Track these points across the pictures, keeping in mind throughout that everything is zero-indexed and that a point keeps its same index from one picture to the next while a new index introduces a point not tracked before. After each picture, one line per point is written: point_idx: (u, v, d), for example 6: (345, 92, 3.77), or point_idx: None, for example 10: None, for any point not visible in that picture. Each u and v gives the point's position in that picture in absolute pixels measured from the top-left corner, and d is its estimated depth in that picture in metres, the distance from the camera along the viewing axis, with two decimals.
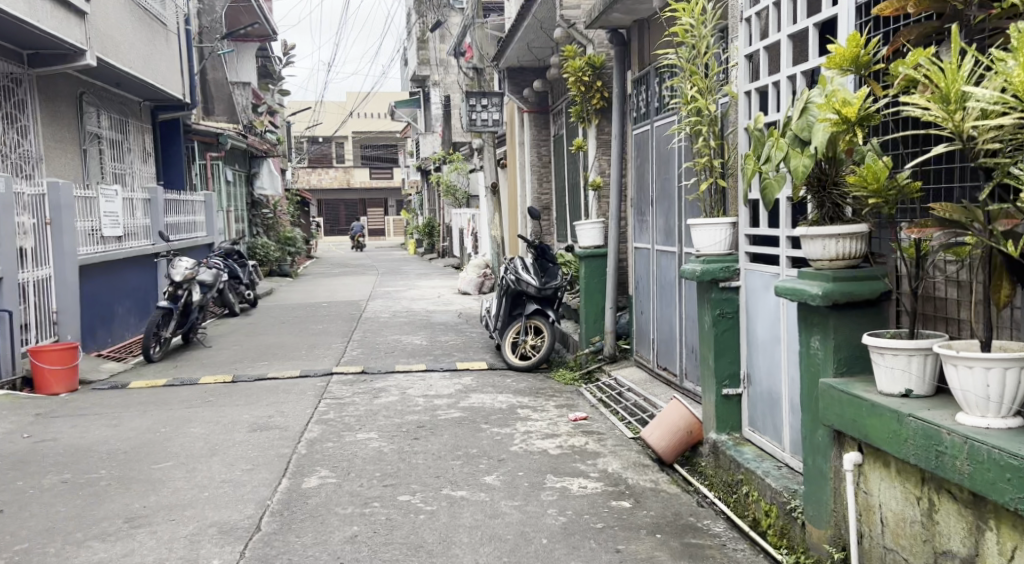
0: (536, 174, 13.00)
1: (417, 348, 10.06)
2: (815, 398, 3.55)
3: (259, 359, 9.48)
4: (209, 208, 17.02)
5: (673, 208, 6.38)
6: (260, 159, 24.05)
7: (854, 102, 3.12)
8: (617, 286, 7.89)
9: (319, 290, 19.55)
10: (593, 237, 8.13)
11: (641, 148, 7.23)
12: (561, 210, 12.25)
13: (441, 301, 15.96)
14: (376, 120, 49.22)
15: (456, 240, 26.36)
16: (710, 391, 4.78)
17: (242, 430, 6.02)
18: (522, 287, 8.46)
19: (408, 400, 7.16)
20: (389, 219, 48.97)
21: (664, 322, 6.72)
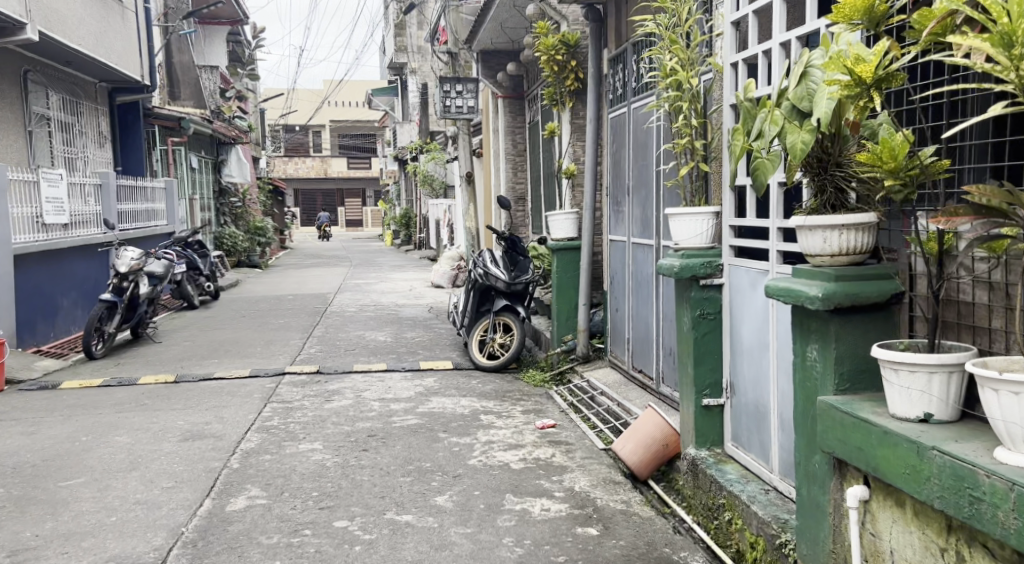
0: (509, 162, 12.44)
1: (379, 345, 9.50)
2: (811, 417, 3.01)
3: (209, 357, 8.91)
4: (168, 195, 16.67)
5: (651, 197, 5.84)
6: (228, 146, 23.42)
7: (869, 60, 2.58)
8: (591, 281, 7.34)
9: (288, 281, 18.95)
10: (565, 228, 7.58)
11: (617, 132, 6.68)
12: (536, 200, 11.70)
13: (412, 294, 15.37)
14: (354, 108, 48.47)
15: (433, 231, 25.74)
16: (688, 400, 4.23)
17: (171, 441, 5.46)
18: (490, 281, 7.89)
19: (362, 404, 6.59)
20: (367, 209, 48.26)
21: (640, 321, 6.18)
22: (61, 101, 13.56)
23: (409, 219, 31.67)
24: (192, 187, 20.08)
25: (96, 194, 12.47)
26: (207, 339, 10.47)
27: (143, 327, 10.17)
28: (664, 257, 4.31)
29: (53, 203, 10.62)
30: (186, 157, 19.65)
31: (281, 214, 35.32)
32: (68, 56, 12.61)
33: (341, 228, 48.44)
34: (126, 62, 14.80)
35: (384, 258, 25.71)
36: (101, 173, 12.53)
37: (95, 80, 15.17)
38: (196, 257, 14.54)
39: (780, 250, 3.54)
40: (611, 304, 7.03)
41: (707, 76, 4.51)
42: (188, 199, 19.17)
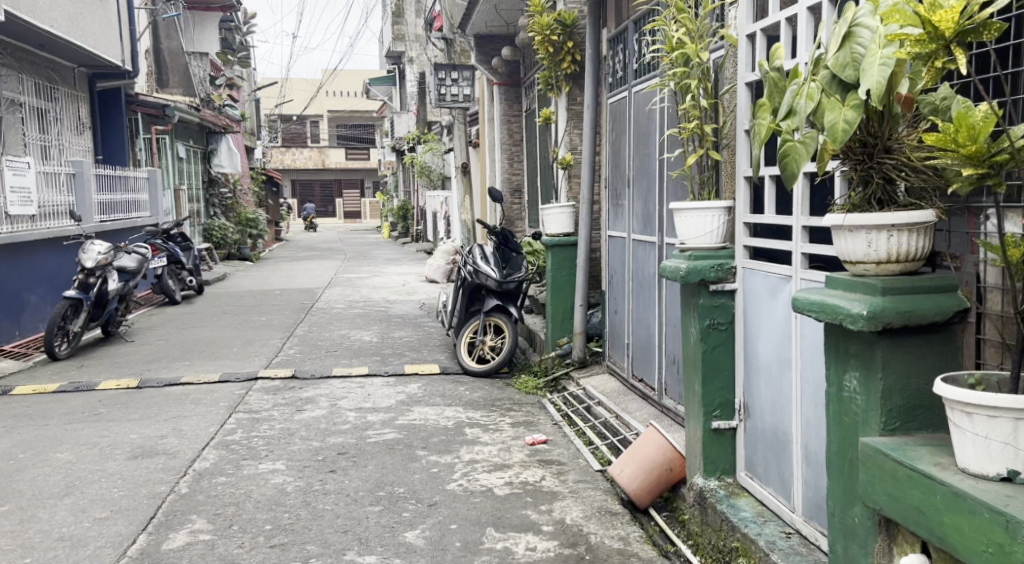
0: (504, 152, 11.87)
1: (363, 346, 8.95)
2: (847, 463, 2.60)
3: (180, 359, 8.40)
4: (153, 185, 16.20)
5: (654, 190, 5.27)
6: (218, 135, 22.89)
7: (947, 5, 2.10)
8: (588, 279, 6.78)
9: (277, 275, 18.40)
10: (559, 223, 7.02)
11: (617, 118, 6.11)
12: (533, 192, 11.12)
13: (405, 289, 14.81)
14: (352, 99, 47.83)
15: (430, 223, 25.12)
16: (695, 422, 3.66)
17: (118, 459, 4.93)
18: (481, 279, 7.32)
19: (337, 414, 6.04)
20: (366, 201, 47.64)
21: (641, 325, 5.62)
22: (33, 87, 13.44)
23: (407, 211, 31.05)
24: (178, 176, 19.58)
25: (68, 183, 12.33)
26: (182, 339, 9.95)
27: (113, 323, 9.85)
28: (669, 258, 3.78)
29: (17, 193, 10.54)
30: (172, 146, 19.19)
31: (277, 205, 34.78)
32: (30, 34, 12.49)
33: (339, 219, 47.84)
34: (103, 47, 14.57)
35: (381, 251, 25.12)
36: (72, 162, 12.40)
37: (75, 65, 15.02)
38: (178, 249, 14.17)
39: (807, 250, 3.02)
40: (609, 304, 6.47)
41: (719, 51, 3.93)
42: (174, 189, 18.68)
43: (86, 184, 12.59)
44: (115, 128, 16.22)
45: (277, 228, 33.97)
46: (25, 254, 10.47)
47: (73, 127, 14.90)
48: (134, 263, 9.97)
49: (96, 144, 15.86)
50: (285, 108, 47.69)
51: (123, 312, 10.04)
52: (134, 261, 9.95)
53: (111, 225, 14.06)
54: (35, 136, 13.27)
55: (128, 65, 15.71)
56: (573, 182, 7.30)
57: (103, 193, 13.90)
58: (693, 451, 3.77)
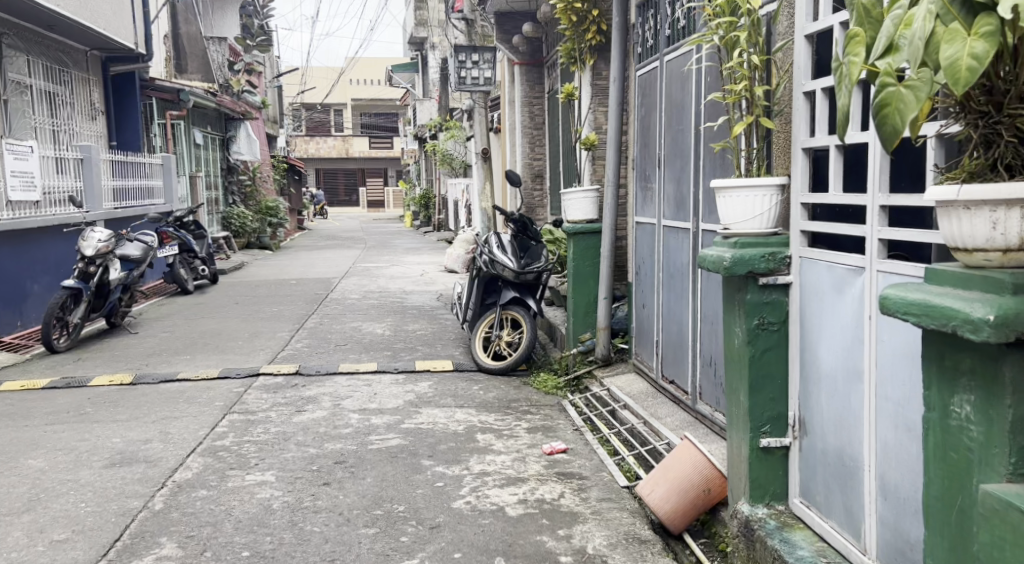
0: (526, 136, 11.33)
1: (374, 340, 8.45)
2: (959, 509, 2.24)
3: (181, 353, 7.93)
4: (167, 171, 15.77)
5: (687, 169, 4.74)
6: (236, 121, 22.48)
7: None
8: (612, 269, 6.25)
9: (295, 264, 17.97)
10: (581, 209, 6.48)
11: (647, 91, 5.58)
12: (555, 178, 10.59)
13: (423, 280, 14.32)
14: (375, 87, 47.37)
15: (452, 212, 24.64)
16: (740, 438, 3.13)
17: (93, 467, 4.45)
18: (498, 270, 6.83)
19: (338, 416, 5.54)
20: (389, 190, 47.24)
21: (670, 320, 5.09)
22: (43, 69, 13.08)
23: (429, 200, 30.59)
24: (195, 164, 19.20)
25: (76, 168, 11.89)
26: (188, 331, 9.49)
27: (116, 315, 9.41)
28: (707, 247, 3.25)
29: (19, 177, 10.11)
30: (189, 132, 18.79)
31: (299, 193, 34.42)
32: (36, 13, 12.08)
33: (362, 209, 47.46)
34: (115, 30, 14.20)
35: (401, 241, 24.67)
36: (80, 147, 11.97)
37: (86, 47, 14.62)
38: (190, 237, 13.76)
39: (886, 236, 2.60)
40: (636, 297, 5.93)
41: (768, 9, 3.45)
42: (190, 176, 18.29)
43: (94, 169, 12.16)
44: (130, 112, 15.79)
45: (299, 217, 33.60)
46: (29, 241, 10.06)
47: (85, 112, 14.51)
48: (138, 253, 9.52)
49: (111, 129, 15.45)
50: (308, 96, 47.34)
51: (127, 303, 9.60)
52: (138, 250, 9.50)
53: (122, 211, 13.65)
54: (44, 120, 12.89)
55: (142, 49, 15.31)
56: (597, 164, 6.74)
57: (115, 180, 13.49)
58: (734, 470, 3.24)
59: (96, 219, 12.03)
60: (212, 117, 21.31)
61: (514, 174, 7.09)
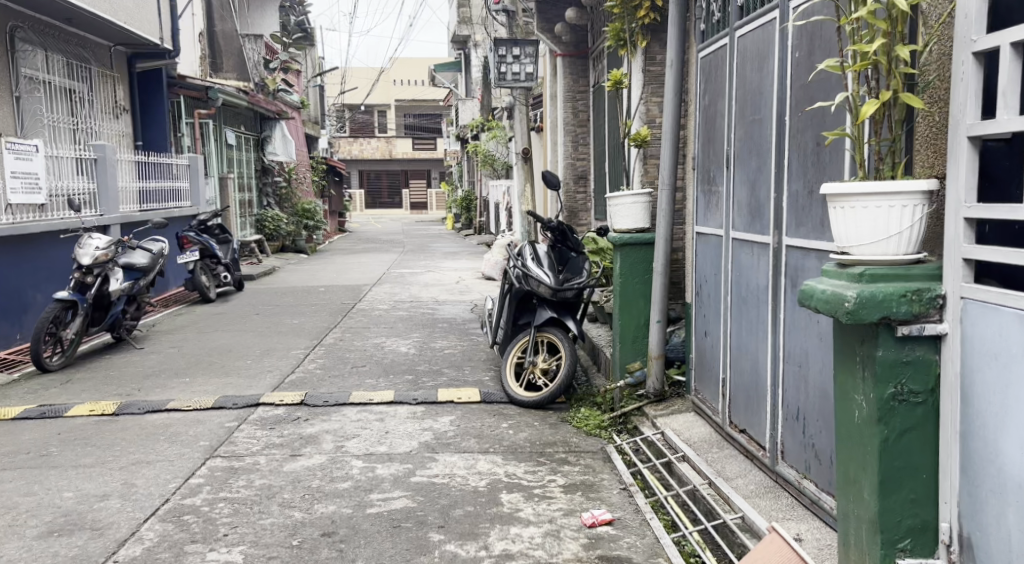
0: (567, 134, 10.38)
1: (397, 361, 7.58)
2: None
3: (181, 376, 7.13)
4: (194, 172, 15.06)
5: (767, 168, 3.81)
6: (272, 121, 21.80)
7: None
8: (667, 289, 5.33)
9: (327, 269, 17.22)
10: (629, 215, 5.55)
11: (713, 75, 4.62)
12: (601, 180, 9.63)
13: (458, 288, 13.45)
14: (417, 87, 46.64)
15: (493, 214, 23.78)
16: (872, 521, 2.77)
17: (25, 538, 3.62)
18: (533, 288, 5.93)
19: (339, 463, 4.67)
20: (432, 192, 46.49)
21: (738, 358, 4.19)
22: (63, 66, 12.45)
23: (470, 202, 29.77)
24: (226, 165, 18.53)
25: (90, 169, 11.17)
26: (198, 347, 8.70)
27: (122, 329, 8.66)
28: (823, 273, 2.88)
29: (22, 179, 9.43)
30: (220, 133, 18.12)
31: (340, 194, 33.77)
32: (52, 5, 11.37)
33: (405, 211, 46.79)
34: (140, 24, 13.48)
35: (440, 244, 23.86)
36: (93, 146, 11.25)
37: (109, 43, 13.87)
38: (213, 241, 13.01)
39: None
40: (695, 323, 5.00)
41: None
42: (221, 177, 17.61)
43: (110, 170, 11.46)
44: (156, 110, 15.12)
45: (339, 219, 32.95)
46: (32, 248, 9.36)
47: (109, 111, 13.87)
48: (144, 261, 8.75)
49: (137, 129, 14.80)
50: (350, 97, 46.74)
51: (132, 316, 8.83)
52: (144, 259, 8.74)
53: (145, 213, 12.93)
54: (63, 119, 12.26)
55: (169, 44, 14.59)
56: (649, 165, 5.77)
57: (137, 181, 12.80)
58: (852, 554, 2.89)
59: (110, 223, 11.34)
60: (246, 116, 20.63)
61: (550, 174, 6.14)
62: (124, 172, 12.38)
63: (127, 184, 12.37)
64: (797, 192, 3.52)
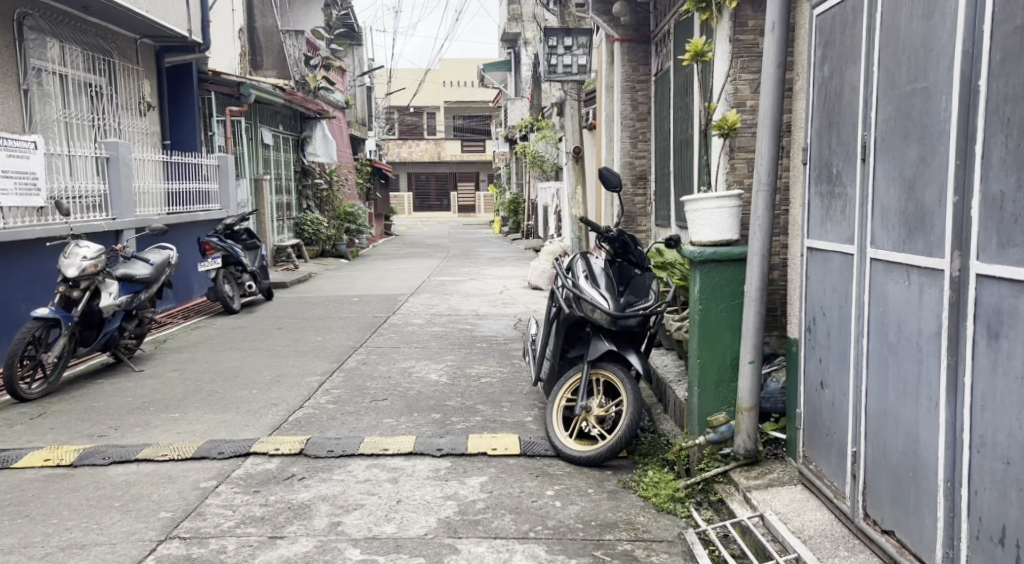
0: (624, 128, 9.18)
1: (424, 393, 6.43)
2: None
3: (171, 409, 6.05)
4: (224, 173, 13.96)
5: (946, 164, 2.63)
6: (312, 121, 20.65)
7: None
8: (762, 322, 4.16)
9: (366, 276, 16.17)
10: (712, 224, 4.31)
11: (836, 33, 3.42)
12: (665, 182, 8.40)
13: (503, 300, 12.30)
14: (466, 88, 45.67)
15: (542, 218, 22.69)
16: None
17: None
18: (587, 315, 4.75)
19: (329, 553, 3.56)
20: (480, 194, 45.37)
21: (880, 427, 3.01)
22: (85, 59, 11.38)
23: (518, 204, 28.64)
24: (263, 166, 17.56)
25: (101, 169, 10.16)
26: (203, 369, 7.64)
27: (119, 349, 7.61)
28: None
29: (15, 179, 8.40)
30: (257, 132, 17.10)
31: (386, 196, 32.74)
32: None
33: (453, 214, 45.78)
34: (168, 14, 12.47)
35: (486, 249, 22.76)
36: (104, 143, 10.23)
37: (134, 35, 12.79)
38: (239, 248, 11.98)
39: None
40: (805, 366, 3.81)
41: None
42: (255, 178, 16.65)
43: (123, 170, 10.44)
44: (187, 108, 14.05)
45: (385, 222, 31.95)
46: (28, 255, 8.36)
47: (135, 108, 12.75)
48: (145, 272, 7.71)
49: (164, 127, 13.77)
50: (398, 98, 45.81)
51: (131, 339, 7.77)
52: (146, 272, 7.71)
53: (171, 218, 11.90)
54: (84, 116, 11.22)
55: (198, 38, 13.49)
56: (737, 158, 4.53)
57: (162, 182, 11.79)
58: None
59: (123, 228, 10.32)
60: (286, 116, 19.46)
61: (609, 172, 4.93)
62: (145, 171, 11.35)
63: (149, 185, 11.38)
64: (1003, 192, 2.41)
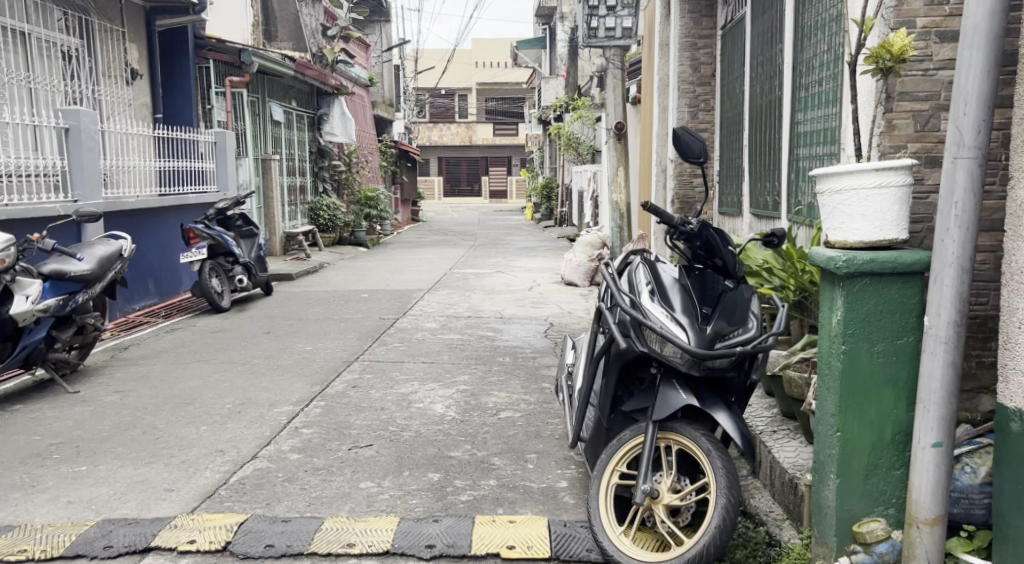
0: (681, 95, 7.50)
1: (422, 436, 4.83)
2: None
3: (78, 460, 4.50)
4: (221, 151, 12.14)
5: None
6: (329, 97, 18.88)
7: None
8: (951, 381, 2.72)
9: (383, 267, 14.60)
10: (866, 216, 2.86)
11: None
12: (737, 161, 6.73)
13: (533, 299, 10.69)
14: (499, 69, 43.89)
15: (577, 204, 21.04)
16: None
17: None
18: (654, 351, 3.11)
19: None
20: (513, 179, 43.62)
21: None
22: (52, 16, 9.83)
23: (551, 190, 26.97)
24: (274, 146, 15.99)
25: (60, 143, 8.65)
26: (153, 391, 6.08)
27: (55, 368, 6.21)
28: None
29: None
30: (265, 107, 15.51)
31: (414, 180, 31.08)
32: None
33: (484, 199, 44.13)
34: None
35: (516, 237, 21.17)
36: (63, 111, 8.66)
37: None
38: (230, 236, 10.39)
39: None
40: None
41: None
42: (262, 159, 15.11)
43: (89, 144, 8.90)
44: (182, 79, 12.45)
45: (413, 207, 30.36)
46: None
47: (118, 76, 11.15)
48: (82, 270, 6.17)
49: (156, 99, 12.14)
50: (427, 78, 44.08)
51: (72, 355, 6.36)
52: (91, 267, 6.26)
53: (156, 201, 10.28)
54: (53, 83, 9.68)
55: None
56: (897, 111, 3.45)
57: (152, 159, 10.25)
58: None
59: (87, 211, 8.79)
60: (301, 91, 17.83)
61: (688, 133, 3.23)
62: (129, 147, 9.76)
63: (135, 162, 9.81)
64: None
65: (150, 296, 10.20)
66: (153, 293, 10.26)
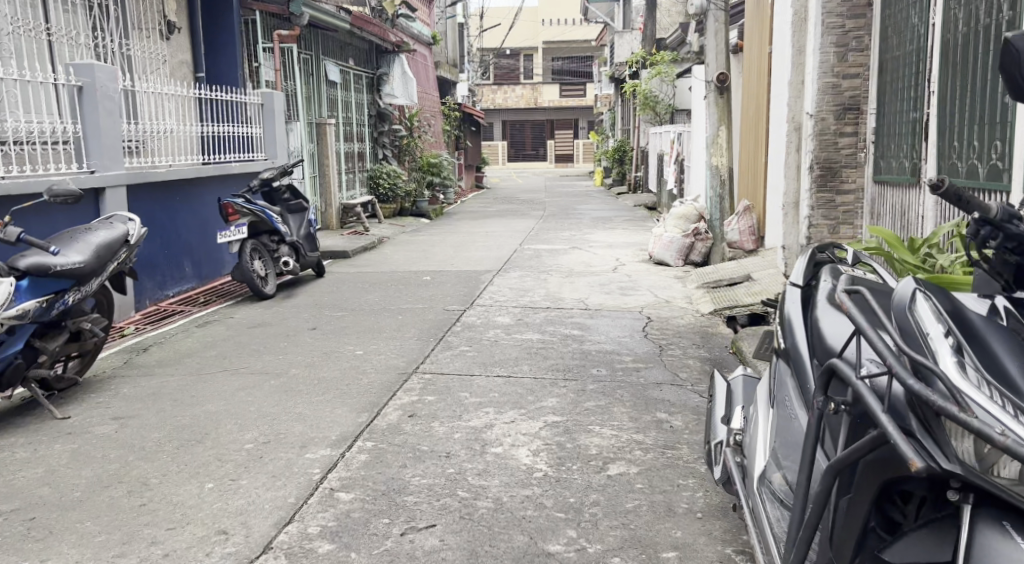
0: (827, 31, 6.42)
1: (504, 511, 3.45)
2: None
3: (28, 546, 3.21)
4: (269, 115, 10.61)
5: None
6: (389, 55, 17.44)
7: None
8: None
9: (447, 241, 13.28)
10: None
11: None
12: (921, 113, 5.48)
13: (620, 282, 9.22)
14: (567, 26, 41.96)
15: (655, 169, 19.45)
16: None
17: None
18: (971, 469, 1.79)
19: None
20: (579, 141, 41.79)
21: None
22: None
23: (623, 153, 25.27)
24: (329, 108, 14.66)
25: (72, 105, 6.94)
26: (162, 409, 4.78)
27: (48, 388, 4.95)
28: None
29: None
30: (319, 66, 14.15)
31: (478, 145, 29.63)
32: None
33: (549, 163, 42.53)
34: None
35: (586, 206, 19.66)
36: (74, 66, 6.92)
37: None
38: (275, 210, 9.03)
39: None
40: None
41: None
42: (317, 123, 13.80)
43: (110, 105, 7.21)
44: (227, 31, 10.63)
45: (476, 173, 28.90)
46: None
47: (153, 30, 9.35)
48: (72, 263, 4.79)
49: (198, 57, 10.40)
50: (492, 35, 42.35)
51: (70, 372, 5.08)
52: (86, 258, 4.89)
53: (200, 171, 9.00)
54: (75, 35, 7.93)
55: None
56: None
57: (194, 124, 8.89)
58: None
59: (110, 187, 7.18)
60: (359, 48, 16.39)
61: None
62: (166, 111, 8.38)
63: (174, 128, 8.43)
64: None
65: (187, 280, 8.92)
66: (190, 276, 8.98)
